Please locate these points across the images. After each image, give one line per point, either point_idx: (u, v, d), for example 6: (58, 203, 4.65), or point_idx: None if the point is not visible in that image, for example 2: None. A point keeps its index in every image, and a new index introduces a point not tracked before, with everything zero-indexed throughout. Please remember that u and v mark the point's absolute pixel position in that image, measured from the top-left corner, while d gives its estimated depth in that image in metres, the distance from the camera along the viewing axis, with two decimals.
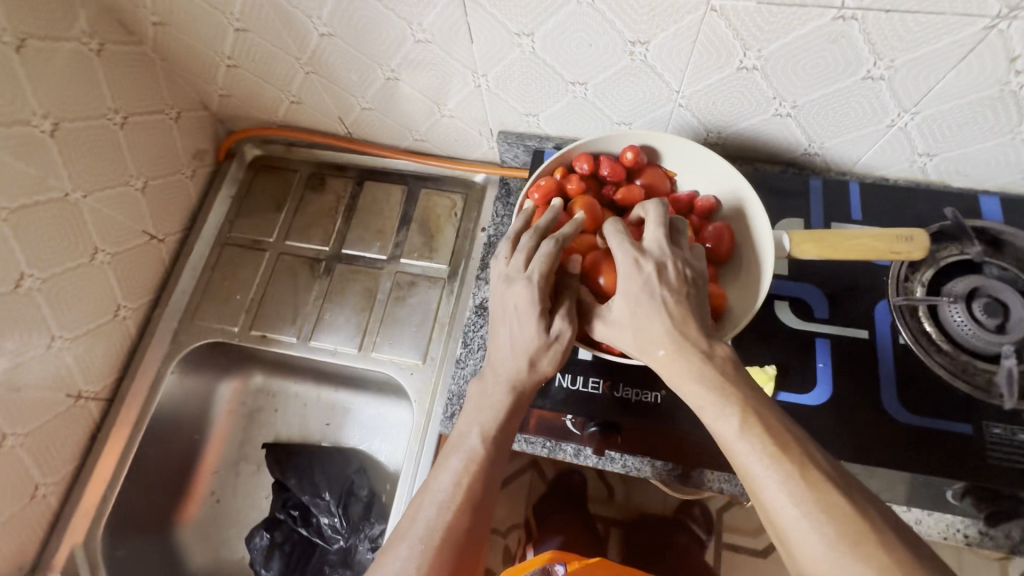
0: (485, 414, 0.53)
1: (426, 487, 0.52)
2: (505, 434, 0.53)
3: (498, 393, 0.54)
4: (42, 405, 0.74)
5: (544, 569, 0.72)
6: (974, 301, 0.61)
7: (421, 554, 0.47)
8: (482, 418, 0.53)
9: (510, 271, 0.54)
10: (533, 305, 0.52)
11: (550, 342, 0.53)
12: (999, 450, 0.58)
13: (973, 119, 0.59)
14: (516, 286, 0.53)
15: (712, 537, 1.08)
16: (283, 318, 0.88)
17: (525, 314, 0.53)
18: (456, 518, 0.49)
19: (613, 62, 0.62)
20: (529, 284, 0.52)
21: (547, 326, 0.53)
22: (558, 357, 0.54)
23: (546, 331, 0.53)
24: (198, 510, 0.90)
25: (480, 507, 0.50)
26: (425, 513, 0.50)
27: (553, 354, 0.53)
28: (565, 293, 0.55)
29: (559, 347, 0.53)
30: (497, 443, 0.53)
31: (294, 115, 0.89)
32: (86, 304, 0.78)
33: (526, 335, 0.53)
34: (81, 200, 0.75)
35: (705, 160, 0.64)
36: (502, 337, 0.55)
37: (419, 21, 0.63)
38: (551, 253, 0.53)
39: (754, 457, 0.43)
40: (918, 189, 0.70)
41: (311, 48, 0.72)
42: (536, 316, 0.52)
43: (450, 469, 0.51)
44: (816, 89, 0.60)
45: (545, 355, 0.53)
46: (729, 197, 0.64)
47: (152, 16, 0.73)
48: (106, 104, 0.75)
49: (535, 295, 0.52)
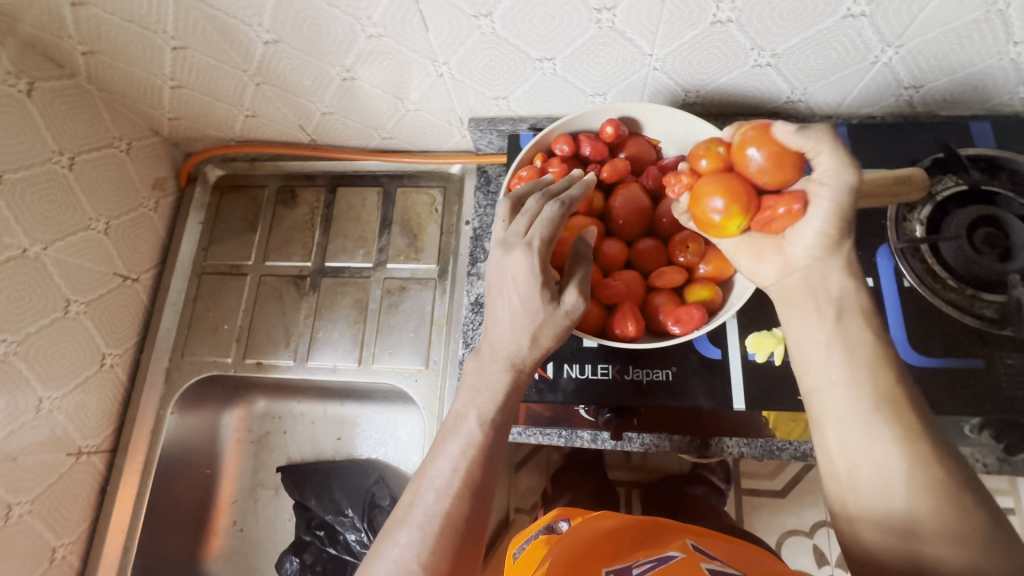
0: (484, 395, 0.49)
1: (418, 478, 0.48)
2: (509, 416, 0.49)
3: (496, 371, 0.49)
4: (42, 470, 0.72)
5: (549, 528, 0.67)
6: (975, 233, 0.61)
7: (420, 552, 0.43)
8: (479, 399, 0.48)
9: (508, 237, 0.51)
10: (531, 274, 0.48)
11: (555, 314, 0.49)
12: (1011, 380, 0.58)
13: (958, 46, 0.57)
14: (514, 253, 0.49)
15: (733, 486, 1.06)
16: (276, 341, 0.86)
17: (519, 292, 0.49)
18: (461, 508, 0.44)
19: (579, 33, 0.59)
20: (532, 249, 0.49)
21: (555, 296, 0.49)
22: (559, 332, 0.50)
23: (550, 303, 0.49)
24: (222, 542, 0.89)
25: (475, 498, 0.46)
26: (421, 500, 0.45)
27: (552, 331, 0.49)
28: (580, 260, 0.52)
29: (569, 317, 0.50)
30: (499, 424, 0.48)
31: (251, 130, 0.84)
32: (68, 358, 0.75)
33: (525, 311, 0.49)
34: (41, 253, 0.71)
35: (681, 126, 0.61)
36: (497, 315, 0.51)
37: (369, 14, 0.58)
38: (555, 217, 0.50)
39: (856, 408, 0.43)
40: (906, 123, 0.68)
41: (256, 59, 0.67)
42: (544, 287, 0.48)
43: (443, 462, 0.47)
44: (796, 35, 0.57)
45: (545, 331, 0.49)
46: None
47: (80, 46, 0.68)
48: (49, 148, 0.71)
49: (535, 264, 0.48)
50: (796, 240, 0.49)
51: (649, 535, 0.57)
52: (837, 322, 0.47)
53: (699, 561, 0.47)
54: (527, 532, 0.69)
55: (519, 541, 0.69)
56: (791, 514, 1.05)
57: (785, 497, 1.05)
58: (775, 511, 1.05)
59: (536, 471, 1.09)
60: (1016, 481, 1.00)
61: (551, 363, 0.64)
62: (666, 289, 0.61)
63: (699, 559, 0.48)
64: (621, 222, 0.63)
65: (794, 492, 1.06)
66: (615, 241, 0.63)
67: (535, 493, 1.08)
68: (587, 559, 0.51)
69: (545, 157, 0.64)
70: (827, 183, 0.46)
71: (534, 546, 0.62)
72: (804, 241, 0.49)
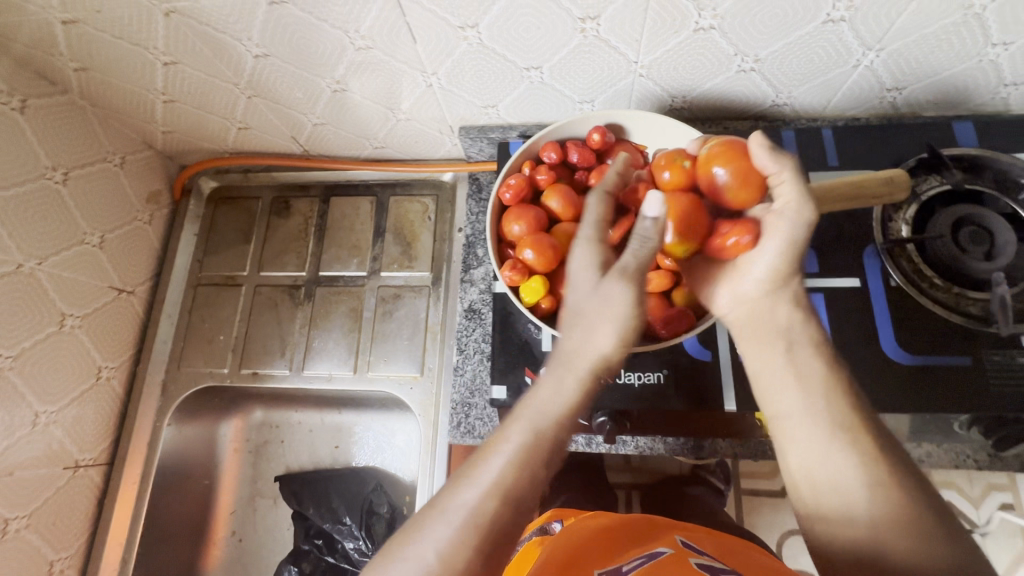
0: None
1: None
2: None
3: None
4: (39, 484, 0.72)
5: (541, 530, 0.66)
6: (959, 233, 0.62)
7: None
8: None
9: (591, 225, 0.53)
10: (596, 267, 0.51)
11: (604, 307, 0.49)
12: (998, 376, 0.58)
13: (937, 49, 0.58)
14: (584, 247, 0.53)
15: (732, 487, 1.06)
16: (272, 351, 0.86)
17: (585, 290, 0.51)
18: None
19: (565, 42, 0.59)
20: (592, 243, 0.53)
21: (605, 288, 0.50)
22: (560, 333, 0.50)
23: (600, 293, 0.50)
24: (221, 552, 0.89)
25: None
26: None
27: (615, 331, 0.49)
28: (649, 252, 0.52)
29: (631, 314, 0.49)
30: None
31: (244, 141, 0.84)
32: (64, 372, 0.75)
33: (589, 306, 0.50)
34: (36, 268, 0.71)
35: (667, 132, 0.62)
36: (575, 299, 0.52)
37: (357, 27, 0.59)
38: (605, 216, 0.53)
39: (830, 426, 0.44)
40: (890, 124, 0.69)
41: (247, 73, 0.68)
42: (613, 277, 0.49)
43: None
44: (778, 40, 0.58)
45: (608, 329, 0.49)
46: None
47: (72, 63, 0.68)
48: (42, 164, 0.71)
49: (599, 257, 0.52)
50: (748, 270, 0.52)
51: (639, 530, 0.57)
52: (799, 345, 0.49)
53: (688, 557, 0.48)
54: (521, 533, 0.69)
55: None
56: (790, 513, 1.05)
57: (784, 496, 1.05)
58: (774, 511, 1.06)
59: None
60: (1013, 476, 1.00)
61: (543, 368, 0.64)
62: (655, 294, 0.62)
63: (687, 554, 0.49)
64: None
65: None
66: None
67: None
68: (577, 559, 0.51)
69: (533, 164, 0.66)
70: (785, 214, 0.49)
71: (526, 547, 0.63)
72: (754, 272, 0.52)
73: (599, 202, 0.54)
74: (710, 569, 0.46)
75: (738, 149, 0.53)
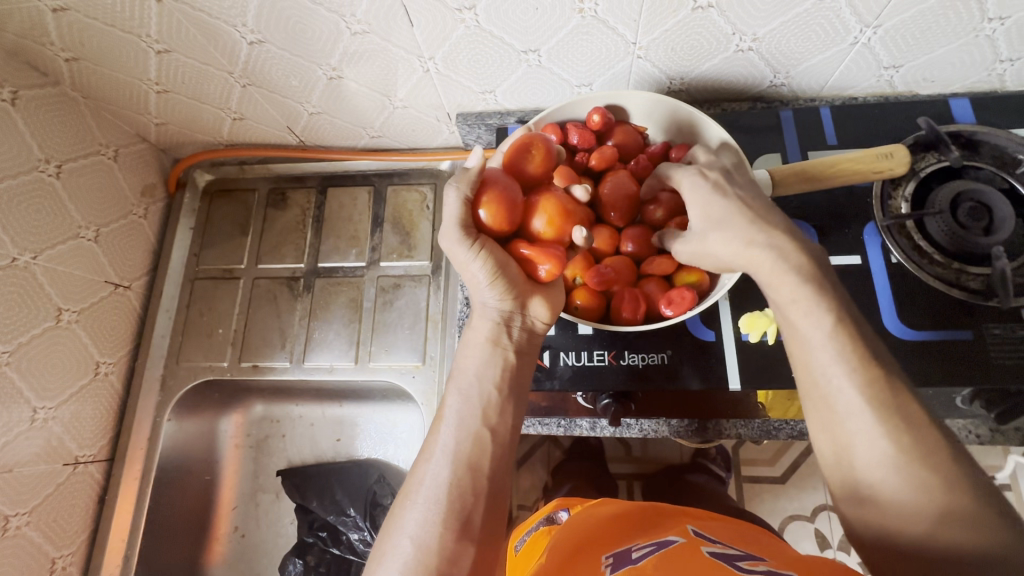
0: None
1: (417, 467, 0.48)
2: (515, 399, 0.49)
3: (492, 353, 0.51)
4: (39, 481, 0.72)
5: (548, 519, 0.67)
6: (957, 209, 0.62)
7: (423, 550, 0.43)
8: None
9: (459, 174, 0.52)
10: (459, 228, 0.50)
11: (466, 254, 0.50)
12: (999, 349, 0.59)
13: (935, 23, 0.58)
14: (450, 193, 0.51)
15: (733, 473, 1.06)
16: (272, 343, 0.86)
17: (449, 250, 0.51)
18: (461, 491, 0.45)
19: (562, 23, 0.59)
20: (456, 216, 0.51)
21: (471, 245, 0.50)
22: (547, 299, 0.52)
23: (464, 244, 0.50)
24: (224, 547, 0.89)
25: (481, 488, 0.46)
26: (420, 497, 0.45)
27: (481, 268, 0.51)
28: (501, 193, 0.51)
29: (483, 250, 0.50)
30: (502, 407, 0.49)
31: (240, 133, 0.84)
32: (62, 368, 0.75)
33: (450, 255, 0.51)
34: (31, 262, 0.71)
35: (706, 124, 0.61)
36: (466, 254, 0.50)
37: (353, 12, 0.58)
38: (468, 176, 0.52)
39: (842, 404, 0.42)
40: (887, 103, 0.70)
41: (242, 60, 0.67)
42: (454, 225, 0.51)
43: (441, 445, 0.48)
44: (775, 18, 0.57)
45: (476, 269, 0.51)
46: (664, 108, 0.63)
47: (63, 53, 0.67)
48: (35, 156, 0.71)
49: (455, 210, 0.51)
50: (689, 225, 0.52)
51: (652, 518, 0.57)
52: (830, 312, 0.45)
53: (700, 546, 0.47)
54: (527, 523, 0.71)
55: (519, 533, 0.71)
56: (792, 499, 1.05)
57: (785, 481, 1.05)
58: (776, 496, 1.06)
59: (538, 465, 1.08)
60: (1011, 456, 1.00)
61: (547, 352, 0.64)
62: (657, 276, 0.62)
63: (700, 544, 0.48)
64: (608, 210, 0.63)
65: (793, 477, 1.06)
66: (604, 228, 0.63)
67: (538, 489, 1.07)
68: (592, 548, 0.51)
69: None
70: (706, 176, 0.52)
71: (536, 538, 0.64)
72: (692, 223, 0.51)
73: (464, 172, 0.52)
74: (722, 557, 0.45)
75: (516, 163, 0.56)
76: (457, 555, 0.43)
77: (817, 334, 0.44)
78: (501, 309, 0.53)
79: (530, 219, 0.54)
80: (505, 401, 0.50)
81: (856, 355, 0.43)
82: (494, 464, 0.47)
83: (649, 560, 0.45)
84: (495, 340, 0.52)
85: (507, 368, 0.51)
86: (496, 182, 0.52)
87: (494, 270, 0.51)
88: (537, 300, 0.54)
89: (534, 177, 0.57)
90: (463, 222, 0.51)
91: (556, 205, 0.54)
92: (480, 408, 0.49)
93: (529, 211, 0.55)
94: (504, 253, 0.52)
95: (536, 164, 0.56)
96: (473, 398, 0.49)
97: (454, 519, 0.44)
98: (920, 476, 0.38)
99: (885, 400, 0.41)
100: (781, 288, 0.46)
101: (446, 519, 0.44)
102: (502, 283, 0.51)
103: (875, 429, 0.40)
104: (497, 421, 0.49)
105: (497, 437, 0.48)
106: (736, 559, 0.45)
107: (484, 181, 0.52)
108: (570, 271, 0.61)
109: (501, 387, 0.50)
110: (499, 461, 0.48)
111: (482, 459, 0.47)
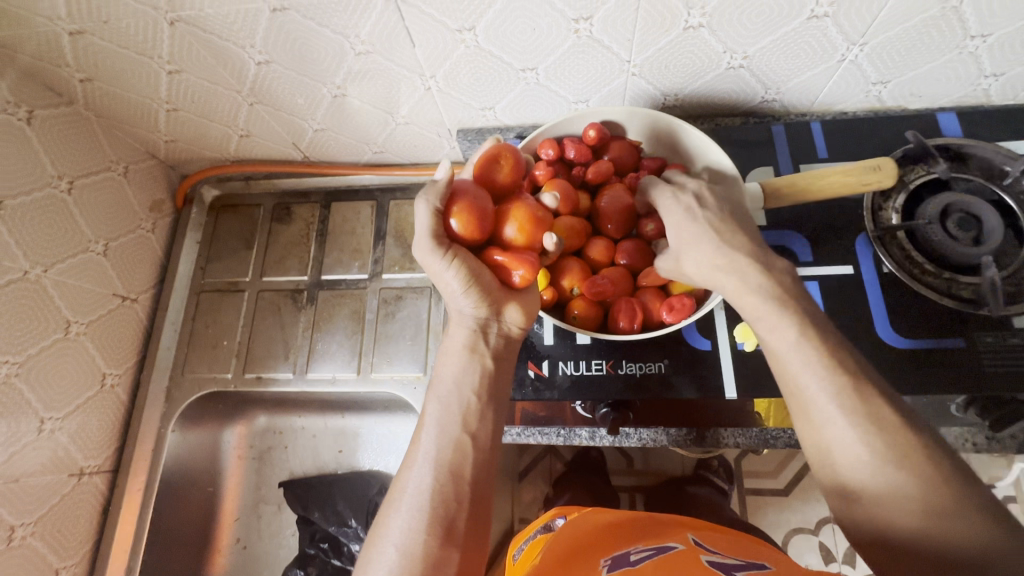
0: None
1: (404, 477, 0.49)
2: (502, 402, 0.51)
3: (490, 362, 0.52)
4: (44, 491, 0.72)
5: (545, 527, 0.67)
6: (947, 220, 0.62)
7: (409, 559, 0.43)
8: None
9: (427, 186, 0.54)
10: (431, 238, 0.52)
11: (437, 264, 0.52)
12: (991, 356, 0.60)
13: (920, 41, 0.60)
14: (420, 206, 0.53)
15: (734, 486, 1.05)
16: (275, 355, 0.87)
17: (424, 262, 0.53)
18: (455, 497, 0.46)
19: (558, 43, 0.61)
20: (428, 229, 0.52)
21: (442, 254, 0.52)
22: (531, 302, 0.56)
23: (437, 254, 0.52)
24: (225, 559, 0.90)
25: (477, 493, 0.47)
26: (406, 504, 0.46)
27: (454, 277, 0.52)
28: (470, 203, 0.53)
29: (454, 259, 0.52)
30: None
31: (247, 149, 0.86)
32: (69, 380, 0.76)
33: (423, 265, 0.53)
34: (42, 275, 0.72)
35: (708, 148, 0.62)
36: (439, 264, 0.52)
37: (357, 33, 0.61)
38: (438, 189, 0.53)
39: (835, 411, 0.43)
40: (876, 117, 0.71)
41: (250, 80, 0.69)
42: (425, 236, 0.52)
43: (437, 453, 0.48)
44: (765, 36, 0.59)
45: (449, 278, 0.52)
46: (649, 124, 0.65)
47: (77, 74, 0.70)
48: (47, 173, 0.73)
49: (424, 223, 0.52)
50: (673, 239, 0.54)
51: (653, 526, 0.58)
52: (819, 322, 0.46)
53: (699, 554, 0.48)
54: (526, 532, 0.71)
55: (519, 542, 0.70)
56: (795, 511, 1.05)
57: (789, 493, 1.05)
58: (779, 508, 1.06)
59: (539, 477, 1.09)
60: (1015, 467, 1.00)
61: (546, 361, 0.65)
62: (653, 286, 0.64)
63: (699, 552, 0.49)
64: (606, 221, 0.65)
65: (796, 489, 1.06)
66: (601, 240, 0.65)
67: (540, 502, 1.07)
68: (594, 551, 0.52)
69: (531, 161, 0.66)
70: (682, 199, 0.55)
71: (534, 545, 0.64)
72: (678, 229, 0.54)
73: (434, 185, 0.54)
74: (720, 565, 0.46)
75: (483, 173, 0.58)
76: (443, 562, 0.44)
77: (806, 341, 0.45)
78: (476, 316, 0.54)
79: (502, 227, 0.56)
80: (485, 407, 0.51)
81: (847, 366, 0.44)
82: (478, 470, 0.48)
83: (648, 562, 0.46)
84: (472, 347, 0.53)
85: (485, 375, 0.52)
86: (465, 194, 0.53)
87: (466, 278, 0.52)
88: (512, 305, 0.55)
89: (505, 186, 0.59)
90: (434, 233, 0.52)
91: (526, 212, 0.56)
92: (459, 414, 0.50)
93: (501, 221, 0.56)
94: (476, 261, 0.53)
95: (506, 173, 0.58)
96: (468, 406, 0.50)
97: (436, 527, 0.45)
98: (908, 479, 0.39)
99: (870, 406, 0.42)
100: (770, 300, 0.48)
101: (430, 526, 0.45)
102: (475, 290, 0.52)
103: (863, 432, 0.41)
104: (476, 427, 0.50)
105: (477, 442, 0.49)
106: (733, 569, 0.46)
107: (454, 192, 0.54)
108: (569, 281, 0.63)
109: (479, 393, 0.51)
110: (485, 469, 0.49)
111: (469, 465, 0.48)
